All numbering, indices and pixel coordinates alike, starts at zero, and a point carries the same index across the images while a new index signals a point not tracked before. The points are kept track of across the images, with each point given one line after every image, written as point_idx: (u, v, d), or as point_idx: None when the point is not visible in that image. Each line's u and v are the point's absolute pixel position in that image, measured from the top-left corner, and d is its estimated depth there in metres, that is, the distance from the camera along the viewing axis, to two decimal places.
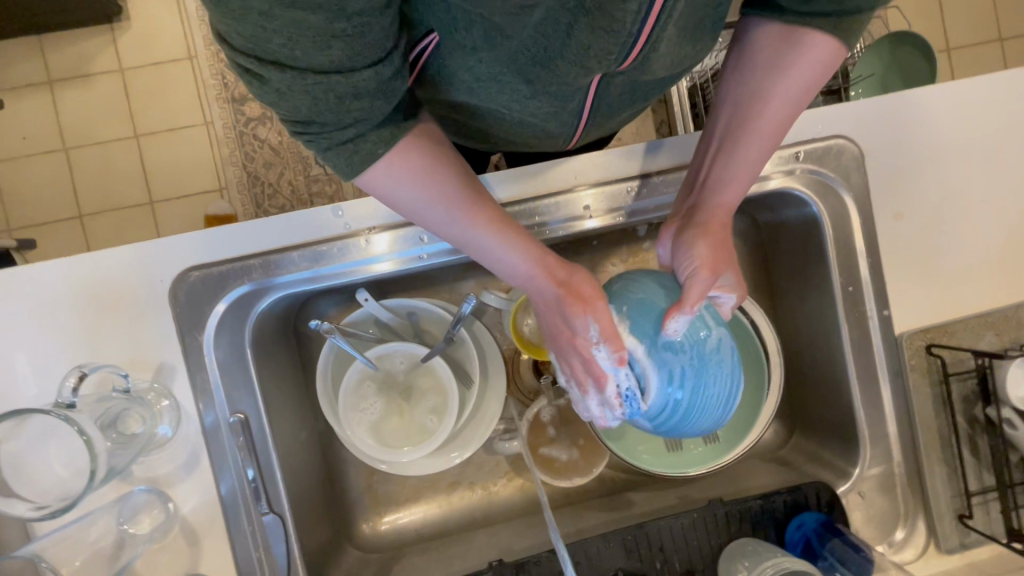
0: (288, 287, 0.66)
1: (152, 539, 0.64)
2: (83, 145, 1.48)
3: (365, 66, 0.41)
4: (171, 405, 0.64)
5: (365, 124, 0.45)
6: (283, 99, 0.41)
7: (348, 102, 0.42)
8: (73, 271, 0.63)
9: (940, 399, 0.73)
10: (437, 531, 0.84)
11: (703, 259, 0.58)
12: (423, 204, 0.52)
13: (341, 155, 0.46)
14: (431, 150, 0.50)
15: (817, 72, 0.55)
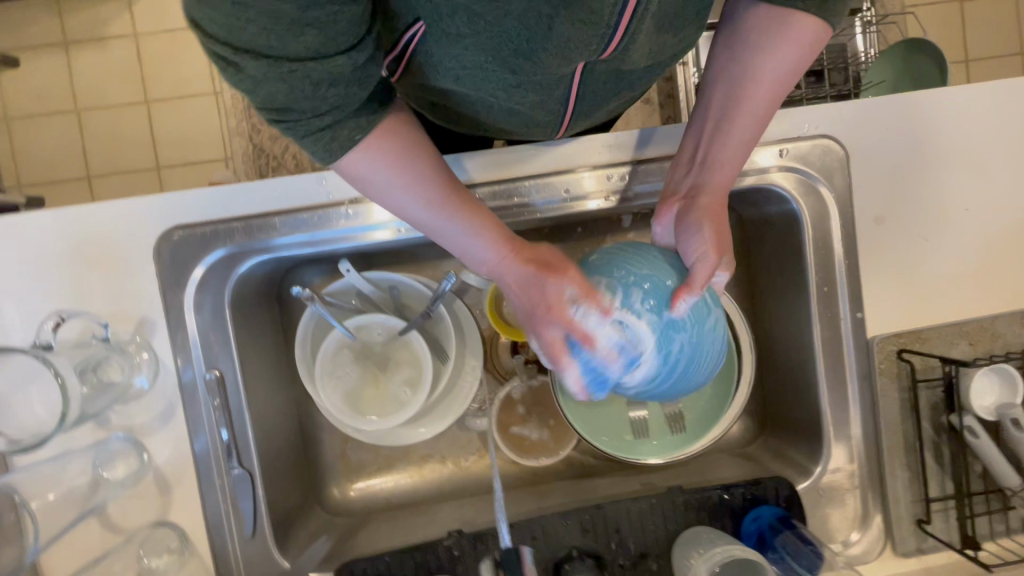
0: (287, 249, 0.68)
1: (124, 484, 0.66)
2: (95, 108, 1.50)
3: (338, 54, 0.41)
4: (149, 357, 0.67)
5: (341, 113, 0.45)
6: (258, 87, 0.41)
7: (325, 88, 0.42)
8: (63, 223, 0.66)
9: (908, 405, 0.74)
10: (406, 501, 0.86)
11: (705, 238, 0.59)
12: (402, 189, 0.51)
13: (318, 143, 0.46)
14: (405, 135, 0.50)
15: (804, 51, 0.55)
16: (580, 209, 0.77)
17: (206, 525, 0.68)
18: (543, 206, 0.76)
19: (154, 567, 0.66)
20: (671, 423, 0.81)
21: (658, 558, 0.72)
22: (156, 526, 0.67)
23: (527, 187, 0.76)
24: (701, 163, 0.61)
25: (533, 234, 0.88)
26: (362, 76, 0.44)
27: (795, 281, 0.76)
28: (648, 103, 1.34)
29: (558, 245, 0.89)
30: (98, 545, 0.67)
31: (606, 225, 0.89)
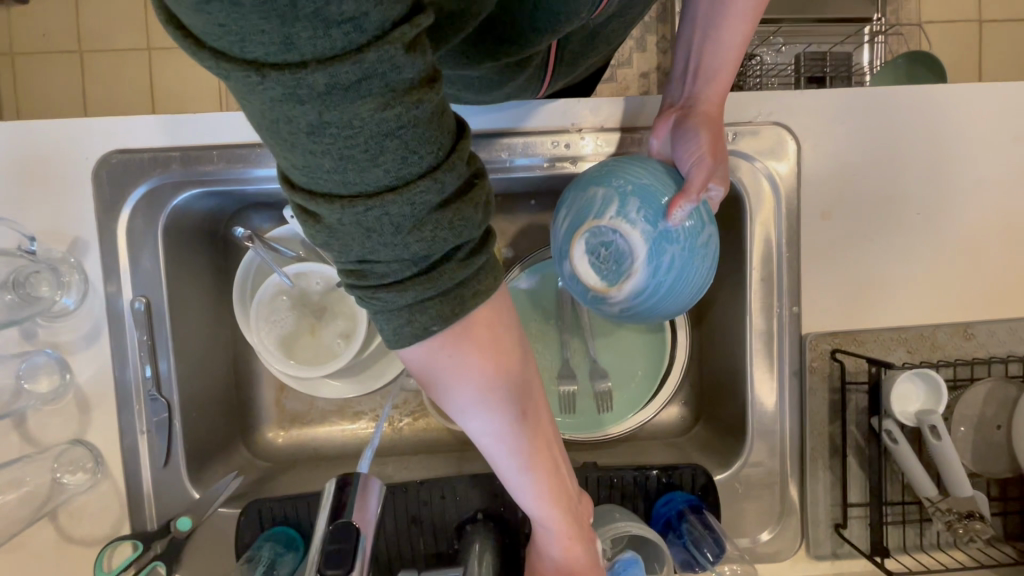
0: (262, 180, 0.69)
1: (43, 399, 0.68)
2: (98, 50, 1.52)
3: (420, 176, 0.29)
4: (79, 279, 0.68)
5: (428, 272, 0.31)
6: (335, 237, 0.30)
7: (409, 231, 0.30)
8: (6, 134, 0.67)
9: (838, 406, 0.73)
10: (334, 453, 0.87)
11: (705, 140, 0.61)
12: (463, 405, 0.38)
13: (393, 314, 0.33)
14: (501, 354, 0.37)
15: None
16: (575, 170, 0.76)
17: (120, 448, 0.69)
18: (493, 168, 0.75)
19: (66, 482, 0.68)
20: (598, 402, 0.79)
21: None
22: (72, 444, 0.69)
23: (513, 144, 0.75)
24: (693, 74, 0.62)
25: (487, 201, 0.88)
26: (453, 212, 0.31)
27: (737, 270, 0.75)
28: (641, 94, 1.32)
29: (513, 215, 0.89)
30: (14, 455, 0.69)
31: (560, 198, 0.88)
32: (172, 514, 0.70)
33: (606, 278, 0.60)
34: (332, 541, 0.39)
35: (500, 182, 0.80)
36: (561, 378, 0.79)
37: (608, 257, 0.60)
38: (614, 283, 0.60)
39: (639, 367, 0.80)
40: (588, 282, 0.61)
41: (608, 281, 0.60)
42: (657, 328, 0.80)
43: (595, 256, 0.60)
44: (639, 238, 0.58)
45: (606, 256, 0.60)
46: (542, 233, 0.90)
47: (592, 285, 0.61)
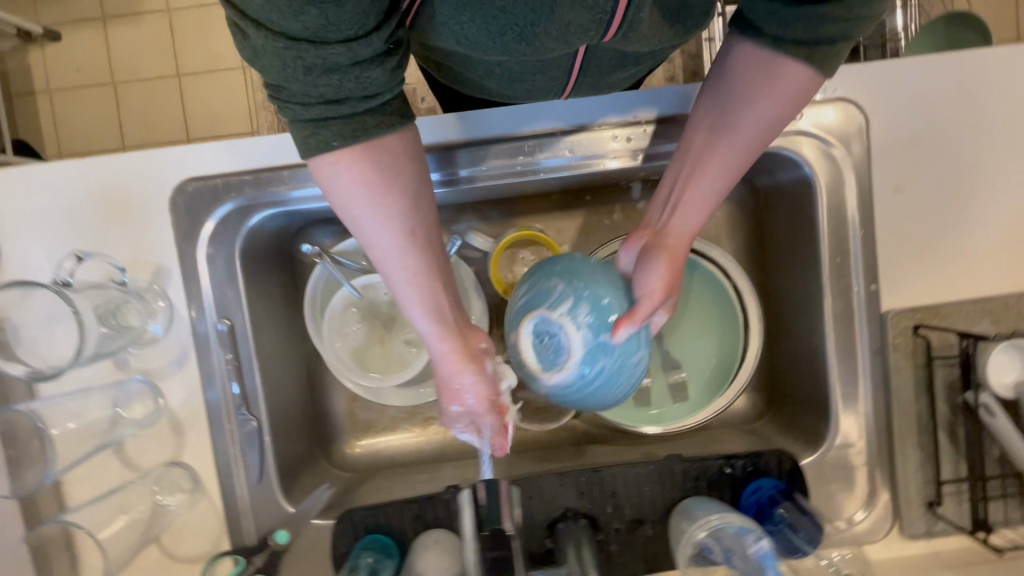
0: (301, 203, 0.71)
1: (139, 424, 0.70)
2: (129, 82, 1.55)
3: (338, 42, 0.40)
4: (165, 306, 0.70)
5: (335, 109, 0.44)
6: (258, 58, 0.41)
7: (319, 73, 0.42)
8: (88, 171, 0.69)
9: (923, 382, 0.71)
10: (409, 459, 0.88)
11: (662, 277, 0.58)
12: (369, 219, 0.49)
13: (300, 130, 0.46)
14: (399, 166, 0.48)
15: (786, 106, 0.52)
16: (601, 167, 0.76)
17: (215, 467, 0.71)
18: (547, 166, 0.76)
19: (166, 503, 0.70)
20: (674, 392, 0.80)
21: (654, 525, 0.71)
22: (169, 466, 0.71)
23: (557, 144, 0.75)
24: (672, 204, 0.59)
25: (542, 199, 0.88)
26: (361, 73, 0.43)
27: (809, 252, 0.74)
28: (672, 80, 1.31)
29: (567, 213, 0.89)
30: (115, 481, 0.71)
31: (614, 191, 0.88)
32: (269, 528, 0.72)
33: (542, 364, 0.58)
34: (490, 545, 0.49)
35: (554, 180, 0.80)
36: None
37: (546, 344, 0.57)
38: (546, 370, 0.57)
39: (712, 356, 0.80)
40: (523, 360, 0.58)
41: (541, 365, 0.58)
42: (732, 317, 0.79)
43: (536, 341, 0.57)
44: (577, 341, 0.55)
45: (546, 343, 0.57)
46: (597, 228, 0.89)
47: (526, 366, 0.58)
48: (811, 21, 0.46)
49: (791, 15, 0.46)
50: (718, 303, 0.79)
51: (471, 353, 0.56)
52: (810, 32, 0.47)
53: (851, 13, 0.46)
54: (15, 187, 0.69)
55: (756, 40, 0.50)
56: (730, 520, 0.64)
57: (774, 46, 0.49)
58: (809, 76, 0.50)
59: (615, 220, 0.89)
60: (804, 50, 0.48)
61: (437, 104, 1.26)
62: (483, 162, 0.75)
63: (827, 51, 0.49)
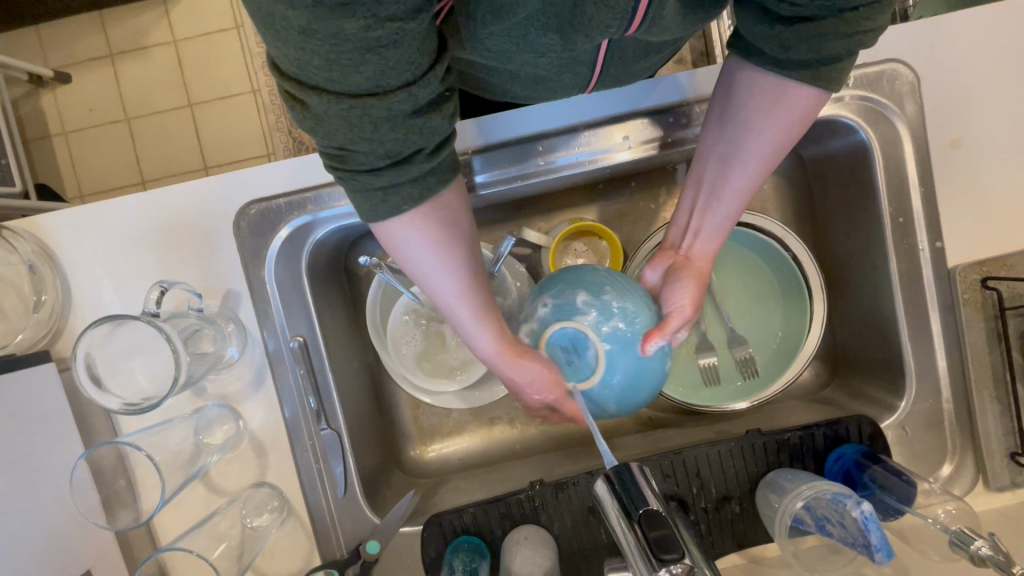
0: (334, 220, 0.71)
1: (223, 449, 0.70)
2: (140, 116, 1.43)
3: (398, 89, 0.37)
4: (238, 328, 0.70)
5: (402, 169, 0.42)
6: (320, 125, 0.38)
7: (385, 129, 0.38)
8: (150, 204, 0.70)
9: (996, 334, 0.70)
10: (478, 461, 0.88)
11: (689, 293, 0.61)
12: (436, 270, 0.49)
13: (369, 194, 0.43)
14: (457, 222, 0.48)
15: (797, 124, 0.53)
16: (613, 160, 0.75)
17: (300, 485, 0.72)
18: (570, 163, 0.75)
19: (257, 525, 0.71)
20: (742, 368, 0.80)
21: (740, 501, 0.72)
22: (255, 487, 0.71)
23: (584, 139, 0.75)
24: (692, 230, 0.62)
25: (588, 189, 0.88)
26: (424, 121, 0.40)
27: (869, 215, 0.74)
28: (680, 64, 1.30)
29: (613, 201, 0.89)
30: (204, 508, 0.72)
31: (660, 174, 0.88)
32: (360, 539, 0.72)
33: (573, 375, 0.59)
34: (656, 526, 0.39)
35: (600, 171, 0.80)
36: (700, 352, 0.80)
37: (568, 350, 0.59)
38: (581, 382, 0.58)
39: (777, 329, 0.82)
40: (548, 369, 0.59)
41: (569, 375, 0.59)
42: (795, 288, 0.79)
43: (562, 349, 0.59)
44: (603, 346, 0.57)
45: (578, 350, 0.58)
46: (645, 214, 0.89)
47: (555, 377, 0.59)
48: (813, 42, 0.47)
49: (793, 37, 0.47)
50: (779, 274, 0.81)
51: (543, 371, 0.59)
52: (813, 53, 0.48)
53: (854, 29, 0.46)
54: (77, 228, 0.70)
55: (763, 61, 0.51)
56: (823, 488, 0.64)
57: (778, 66, 0.50)
58: (815, 97, 0.51)
59: (662, 203, 0.89)
60: (809, 72, 0.49)
61: None
62: (500, 166, 0.74)
63: (831, 71, 0.49)
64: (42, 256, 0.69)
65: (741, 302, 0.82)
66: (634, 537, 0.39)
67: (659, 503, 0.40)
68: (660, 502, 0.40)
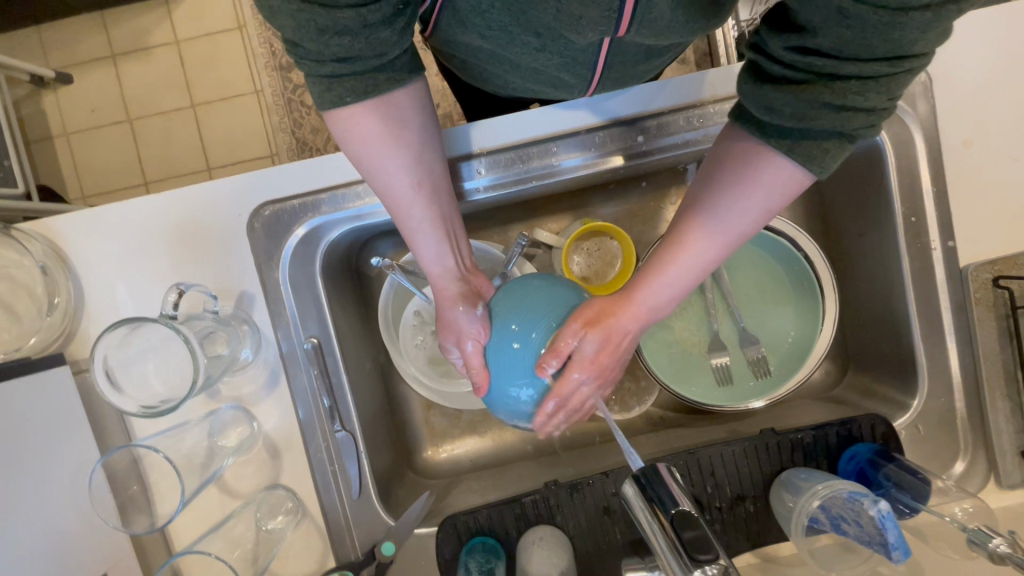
0: (338, 225, 0.71)
1: (237, 452, 0.70)
2: (142, 117, 1.43)
3: (347, 7, 0.40)
4: (251, 330, 0.70)
5: (348, 67, 0.44)
6: (274, 19, 0.41)
7: (332, 35, 0.41)
8: (162, 205, 0.70)
9: (1007, 333, 0.71)
10: (489, 461, 0.88)
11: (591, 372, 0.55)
12: (386, 168, 0.52)
13: (318, 87, 0.46)
14: (409, 117, 0.51)
15: (769, 198, 0.49)
16: (617, 163, 0.75)
17: (314, 486, 0.72)
18: (581, 164, 0.75)
19: (272, 528, 0.71)
20: (754, 367, 0.81)
21: (754, 501, 0.72)
22: (270, 490, 0.71)
23: (591, 139, 0.75)
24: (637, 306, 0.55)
25: (599, 190, 0.88)
26: (372, 34, 0.42)
27: (881, 215, 0.74)
28: (684, 63, 1.30)
29: (623, 201, 0.89)
30: (218, 511, 0.71)
31: (671, 175, 0.88)
32: (375, 541, 0.72)
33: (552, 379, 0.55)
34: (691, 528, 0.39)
35: (612, 172, 0.80)
36: (712, 351, 0.81)
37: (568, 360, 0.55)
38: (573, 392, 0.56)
39: (791, 328, 0.82)
40: (540, 371, 0.54)
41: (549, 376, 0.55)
42: (807, 287, 0.80)
43: (567, 357, 0.55)
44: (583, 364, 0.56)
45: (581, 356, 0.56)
46: (655, 214, 0.90)
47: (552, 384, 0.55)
48: (798, 110, 0.44)
49: (780, 98, 0.44)
50: (791, 273, 0.81)
51: (472, 298, 0.60)
52: (798, 122, 0.44)
53: (844, 101, 0.43)
54: (89, 230, 0.70)
55: (748, 124, 0.48)
56: (839, 487, 0.64)
57: (761, 129, 0.47)
58: (793, 172, 0.47)
59: (671, 203, 0.89)
60: (787, 142, 0.46)
61: (456, 111, 1.25)
62: (510, 167, 0.75)
63: (814, 147, 0.45)
64: (53, 258, 0.68)
65: (754, 301, 0.83)
66: (667, 538, 0.39)
67: (690, 505, 0.40)
68: (691, 502, 0.40)
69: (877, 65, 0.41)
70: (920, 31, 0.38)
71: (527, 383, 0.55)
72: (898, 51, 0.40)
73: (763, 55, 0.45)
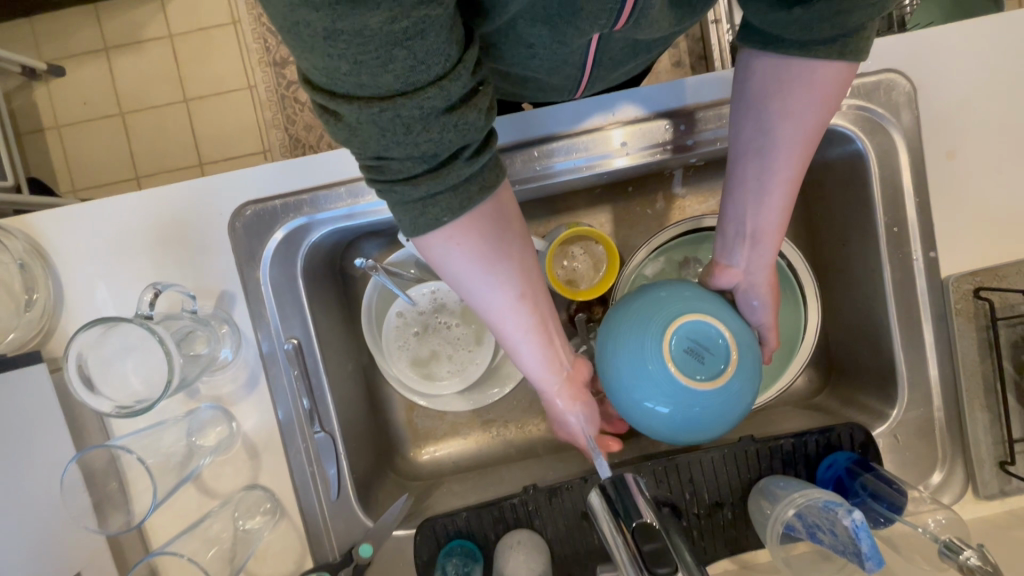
0: (327, 224, 0.70)
1: (215, 451, 0.70)
2: (135, 111, 1.42)
3: (428, 85, 0.37)
4: (231, 330, 0.70)
5: (442, 179, 0.42)
6: (354, 133, 0.39)
7: (419, 128, 0.38)
8: (144, 202, 0.69)
9: (987, 344, 0.71)
10: (471, 463, 0.88)
11: (765, 313, 0.64)
12: (485, 283, 0.49)
13: (409, 212, 0.43)
14: (501, 229, 0.48)
15: (829, 100, 0.52)
16: (609, 167, 0.75)
17: (294, 487, 0.71)
18: (569, 168, 0.75)
19: (249, 527, 0.70)
20: None
21: (732, 507, 0.72)
22: (248, 490, 0.71)
23: (577, 144, 0.74)
24: (748, 237, 0.59)
25: (585, 194, 0.88)
26: (460, 119, 0.39)
27: (864, 224, 0.74)
28: (679, 66, 1.29)
29: (610, 204, 0.89)
30: (196, 511, 0.71)
31: (658, 180, 0.88)
32: (352, 542, 0.72)
33: (697, 375, 0.57)
34: (650, 539, 0.39)
35: (600, 177, 0.80)
36: None
37: (700, 349, 0.57)
38: (705, 381, 0.57)
39: (773, 334, 0.82)
40: (676, 368, 0.56)
41: (694, 372, 0.57)
42: (791, 295, 0.80)
43: (689, 350, 0.57)
44: (725, 341, 0.58)
45: (705, 348, 0.58)
46: (641, 219, 0.90)
47: (678, 375, 0.56)
48: (835, 19, 0.46)
49: (817, 18, 0.46)
50: (775, 280, 0.81)
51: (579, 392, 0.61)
52: (836, 28, 0.47)
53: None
54: (67, 227, 0.69)
55: (781, 49, 0.50)
56: (815, 496, 0.64)
57: (803, 49, 0.49)
58: (845, 69, 0.50)
59: (658, 208, 0.89)
60: (834, 49, 0.48)
61: None
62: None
63: (855, 40, 0.48)
64: (34, 255, 0.68)
65: None
66: (626, 547, 0.39)
67: (653, 516, 0.40)
68: (654, 513, 0.40)
69: None
70: None
71: (659, 386, 0.57)
72: None
73: None
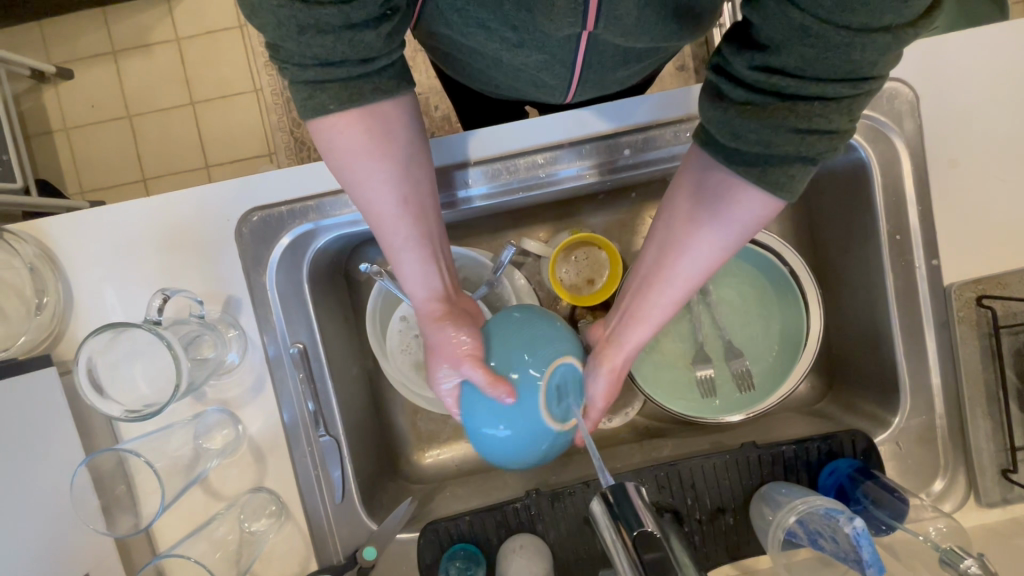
0: (335, 229, 0.71)
1: (223, 454, 0.71)
2: (142, 113, 1.43)
3: (329, 4, 0.39)
4: (239, 334, 0.71)
5: (333, 72, 0.43)
6: (254, 16, 0.40)
7: (313, 34, 0.40)
8: (152, 207, 0.70)
9: (989, 352, 0.71)
10: (474, 467, 0.88)
11: (602, 393, 0.62)
12: (376, 176, 0.50)
13: (298, 94, 0.45)
14: (396, 131, 0.49)
15: (740, 228, 0.50)
16: (608, 175, 0.76)
17: (299, 490, 0.72)
18: (565, 176, 0.75)
19: (255, 529, 0.71)
20: (739, 381, 0.81)
21: (734, 514, 0.72)
22: (254, 492, 0.72)
23: (576, 151, 0.75)
24: (627, 314, 0.60)
25: (588, 200, 0.88)
26: (356, 36, 0.41)
27: (866, 231, 0.75)
28: (682, 70, 1.29)
29: (613, 209, 0.90)
30: (202, 513, 0.72)
31: (661, 186, 0.88)
32: (357, 545, 0.73)
33: (555, 413, 0.58)
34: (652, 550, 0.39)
35: (602, 184, 0.81)
36: (697, 362, 0.81)
37: (567, 389, 0.59)
38: (558, 423, 0.58)
39: (775, 341, 0.82)
40: (539, 402, 0.57)
41: (551, 408, 0.57)
42: (792, 302, 0.80)
43: (558, 390, 0.58)
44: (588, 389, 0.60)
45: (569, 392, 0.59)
46: (644, 225, 0.90)
47: (547, 416, 0.57)
48: (762, 135, 0.43)
49: (744, 123, 0.43)
50: (777, 288, 0.81)
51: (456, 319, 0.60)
52: (761, 146, 0.43)
53: (806, 124, 0.42)
54: (77, 231, 0.70)
55: (715, 151, 0.47)
56: (816, 503, 0.64)
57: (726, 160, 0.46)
58: (765, 203, 0.47)
59: (661, 214, 0.90)
60: (754, 170, 0.45)
61: (453, 113, 1.25)
62: (498, 178, 0.75)
63: (779, 175, 0.44)
64: (44, 259, 0.69)
65: (740, 313, 0.83)
66: (629, 558, 0.40)
67: (655, 525, 0.40)
68: (656, 523, 0.41)
69: (836, 86, 0.40)
70: (879, 54, 0.38)
71: (517, 411, 0.57)
72: (857, 72, 0.39)
73: (724, 75, 0.44)
